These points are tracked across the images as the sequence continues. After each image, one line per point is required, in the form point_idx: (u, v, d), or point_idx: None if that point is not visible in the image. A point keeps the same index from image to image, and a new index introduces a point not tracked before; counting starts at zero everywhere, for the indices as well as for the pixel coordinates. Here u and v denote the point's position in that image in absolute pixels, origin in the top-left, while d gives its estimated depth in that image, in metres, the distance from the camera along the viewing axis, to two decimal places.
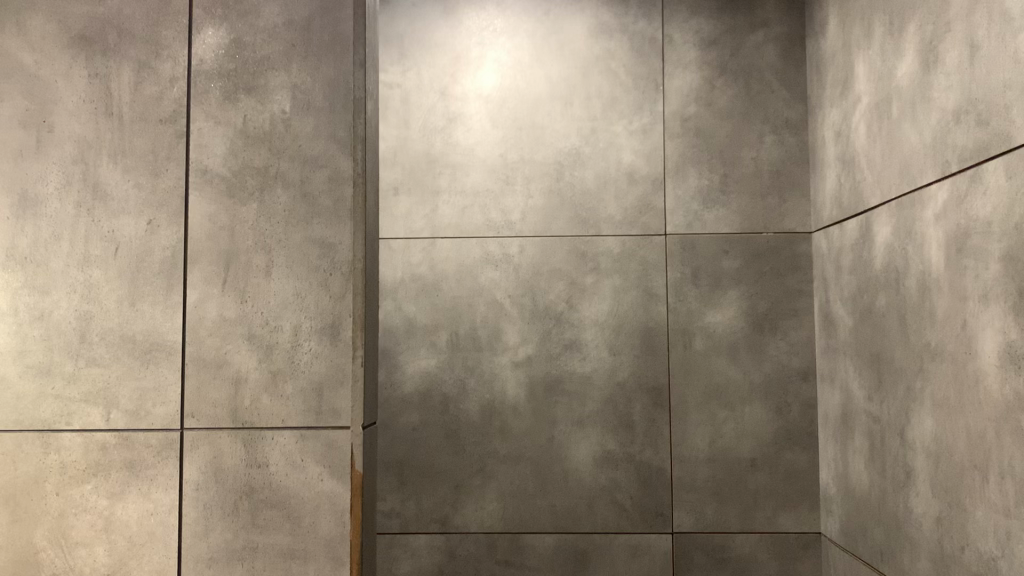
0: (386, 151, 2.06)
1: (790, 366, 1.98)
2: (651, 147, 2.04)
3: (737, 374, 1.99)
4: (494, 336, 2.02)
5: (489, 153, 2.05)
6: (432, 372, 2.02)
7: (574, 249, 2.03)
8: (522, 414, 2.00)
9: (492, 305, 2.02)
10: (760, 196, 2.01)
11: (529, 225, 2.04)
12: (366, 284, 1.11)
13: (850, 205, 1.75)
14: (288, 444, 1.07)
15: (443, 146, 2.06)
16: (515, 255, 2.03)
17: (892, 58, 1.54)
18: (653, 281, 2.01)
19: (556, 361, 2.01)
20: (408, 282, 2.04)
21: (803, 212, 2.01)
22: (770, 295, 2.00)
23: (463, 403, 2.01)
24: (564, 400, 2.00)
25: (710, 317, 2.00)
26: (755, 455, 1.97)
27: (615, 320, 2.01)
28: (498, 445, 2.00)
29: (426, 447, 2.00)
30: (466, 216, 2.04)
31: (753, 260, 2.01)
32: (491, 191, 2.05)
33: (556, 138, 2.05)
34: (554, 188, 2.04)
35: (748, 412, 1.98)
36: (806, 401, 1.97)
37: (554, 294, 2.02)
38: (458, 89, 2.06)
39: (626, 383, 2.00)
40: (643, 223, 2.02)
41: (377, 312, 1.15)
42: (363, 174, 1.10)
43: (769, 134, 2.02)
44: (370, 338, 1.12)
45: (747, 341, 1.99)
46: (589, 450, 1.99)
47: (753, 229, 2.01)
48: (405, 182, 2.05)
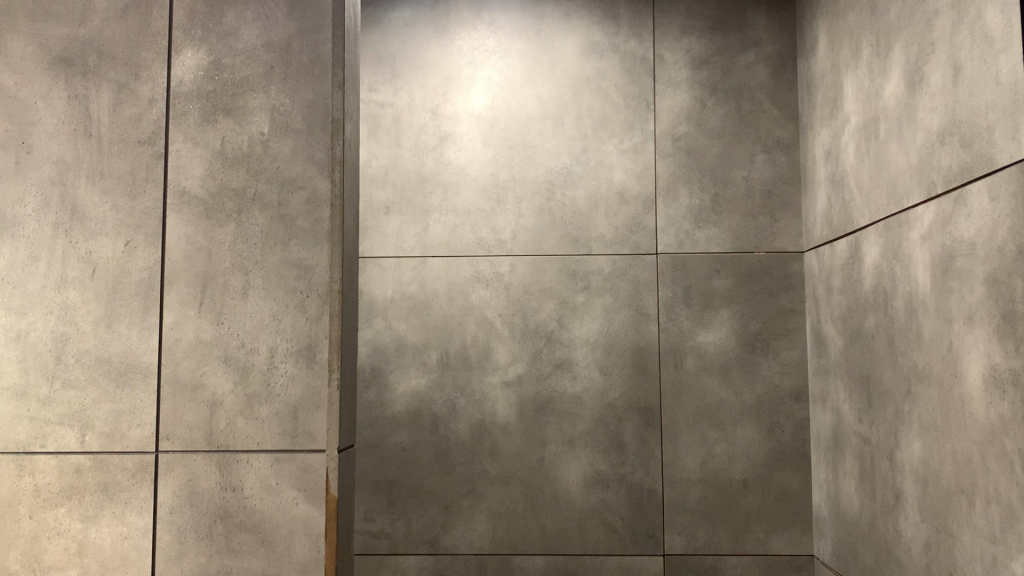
0: (377, 170, 2.06)
1: (782, 386, 1.97)
2: (642, 166, 2.03)
3: (729, 394, 1.97)
4: (485, 355, 2.01)
5: (480, 171, 2.05)
6: (422, 392, 2.01)
7: (565, 268, 2.02)
8: (512, 433, 1.99)
9: (483, 324, 2.02)
10: (752, 215, 2.01)
11: (520, 245, 2.03)
12: (344, 306, 1.11)
13: (841, 225, 1.74)
14: (262, 468, 1.07)
15: (434, 165, 2.05)
16: (506, 274, 2.03)
17: (879, 78, 1.53)
18: (644, 301, 2.00)
19: (547, 380, 2.00)
20: (399, 301, 2.03)
21: (795, 232, 2.00)
22: (762, 314, 1.99)
23: (452, 423, 2.00)
24: (555, 420, 1.99)
25: (701, 337, 1.99)
26: (747, 477, 1.95)
27: (606, 340, 2.00)
28: (488, 466, 1.98)
29: (415, 467, 1.99)
30: (457, 235, 2.04)
31: (744, 280, 2.00)
32: (482, 210, 2.04)
33: (547, 157, 2.04)
34: (545, 207, 2.04)
35: (740, 433, 1.96)
36: (799, 422, 1.96)
37: (545, 313, 2.01)
38: (449, 108, 2.06)
39: (617, 404, 1.99)
40: (634, 242, 2.02)
41: (355, 334, 1.14)
42: (341, 196, 1.10)
43: (760, 153, 2.02)
44: (347, 359, 1.11)
45: (739, 361, 1.98)
46: (579, 471, 1.97)
47: (745, 248, 2.00)
48: (396, 201, 2.05)
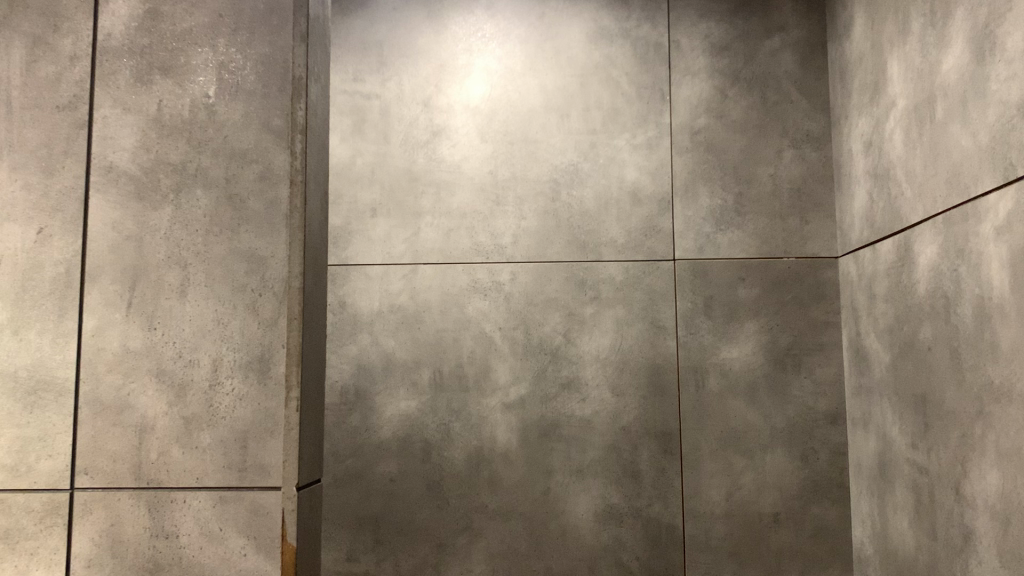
0: (362, 169, 1.85)
1: (816, 408, 1.75)
2: (657, 163, 1.83)
3: (757, 417, 1.76)
4: (482, 374, 1.80)
5: (477, 169, 1.85)
6: (412, 416, 1.79)
7: (572, 276, 1.81)
8: (513, 462, 1.77)
9: (480, 339, 1.81)
10: (780, 217, 1.80)
11: (522, 250, 1.83)
12: (307, 308, 0.90)
13: (885, 225, 1.54)
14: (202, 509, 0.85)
15: (426, 162, 1.85)
16: (506, 283, 1.82)
17: (934, 52, 1.33)
18: (660, 313, 1.79)
19: (553, 402, 1.78)
20: (387, 314, 1.82)
21: (827, 235, 1.80)
22: (793, 327, 1.78)
23: (447, 450, 1.78)
24: (561, 447, 1.77)
25: (725, 353, 1.78)
26: (778, 511, 1.73)
27: (618, 356, 1.79)
28: (486, 499, 1.76)
29: (404, 501, 1.77)
30: (451, 240, 1.83)
31: (773, 289, 1.79)
32: (479, 213, 1.84)
33: (551, 153, 1.84)
34: (550, 209, 1.83)
35: (769, 460, 1.74)
36: (835, 448, 1.74)
37: (550, 327, 1.80)
38: (442, 100, 1.86)
39: (631, 429, 1.77)
40: (648, 248, 1.81)
41: (321, 342, 0.93)
42: (303, 171, 0.89)
43: (788, 149, 1.82)
44: (310, 374, 0.90)
45: (768, 380, 1.77)
46: (589, 504, 1.75)
47: (772, 253, 1.80)
48: (384, 202, 1.85)
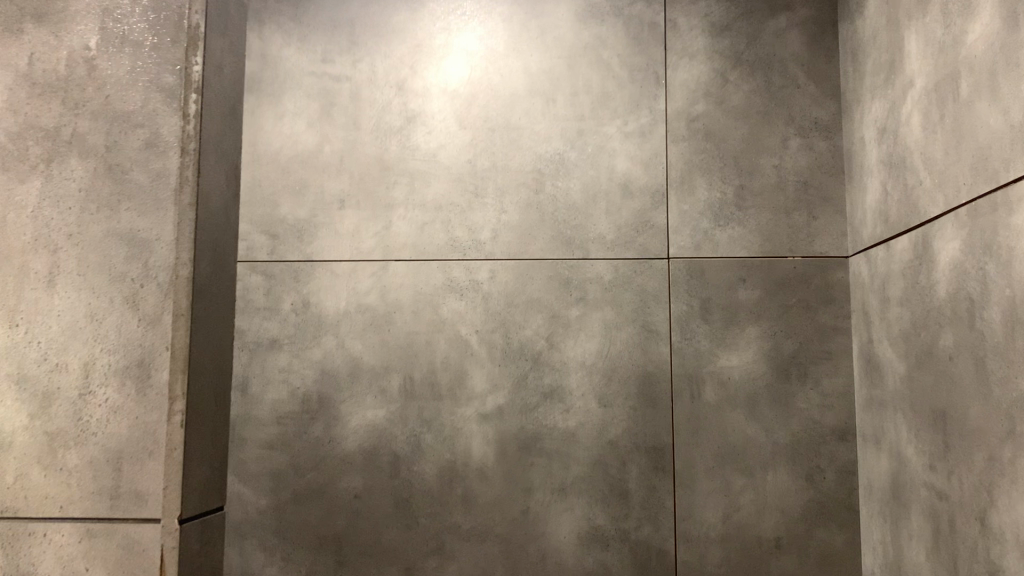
0: (330, 157, 1.71)
1: (823, 423, 1.59)
2: (651, 152, 1.68)
3: (757, 432, 1.60)
4: (457, 382, 1.65)
5: (455, 158, 1.70)
6: (380, 426, 1.64)
7: (556, 275, 1.66)
8: (489, 478, 1.62)
9: (456, 343, 1.66)
10: (785, 212, 1.65)
11: (502, 246, 1.67)
12: None
13: (901, 219, 1.38)
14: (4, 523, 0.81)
15: (399, 150, 1.70)
16: (484, 282, 1.67)
17: (958, 21, 1.17)
18: (652, 317, 1.64)
19: (533, 413, 1.63)
20: (354, 315, 1.67)
21: (837, 232, 1.64)
22: (798, 333, 1.62)
23: (417, 464, 1.63)
24: (542, 462, 1.62)
25: (723, 361, 1.62)
26: (780, 535, 1.57)
27: (605, 363, 1.63)
28: (459, 519, 1.61)
29: (370, 519, 1.62)
30: (426, 235, 1.68)
31: (776, 292, 1.63)
32: (456, 205, 1.69)
33: (534, 141, 1.69)
34: (532, 202, 1.68)
35: (771, 479, 1.58)
36: (843, 467, 1.58)
37: (532, 331, 1.65)
38: (418, 83, 1.72)
39: (618, 443, 1.61)
40: (640, 245, 1.66)
41: None
42: None
43: (795, 138, 1.66)
44: None
45: (769, 391, 1.61)
46: (572, 525, 1.60)
47: (776, 251, 1.64)
48: (352, 193, 1.70)
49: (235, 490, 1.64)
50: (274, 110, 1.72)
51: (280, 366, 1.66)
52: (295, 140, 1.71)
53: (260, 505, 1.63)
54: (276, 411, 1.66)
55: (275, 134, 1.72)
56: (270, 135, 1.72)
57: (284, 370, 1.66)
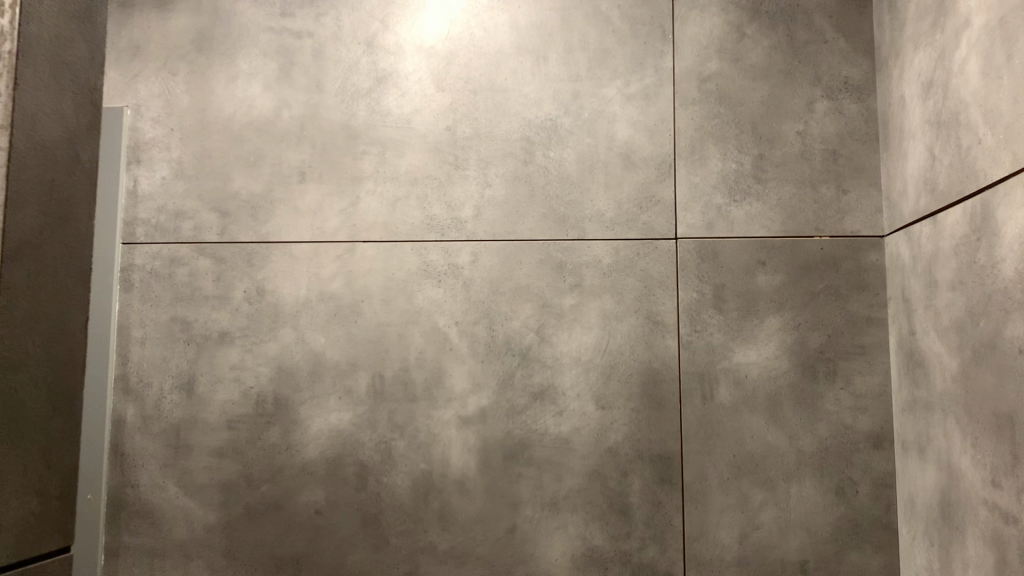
0: (290, 124, 1.50)
1: (856, 428, 1.38)
2: (656, 118, 1.46)
3: (779, 438, 1.38)
4: (434, 381, 1.43)
5: (431, 124, 1.48)
6: (344, 432, 1.43)
7: (548, 258, 1.45)
8: (470, 492, 1.40)
9: (432, 337, 1.44)
10: (810, 185, 1.43)
11: (485, 226, 1.46)
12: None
13: (952, 188, 1.16)
14: None
15: (367, 115, 1.49)
16: (465, 267, 1.45)
17: None
18: (658, 307, 1.42)
19: (521, 416, 1.42)
20: (315, 304, 1.46)
21: (871, 208, 1.42)
22: (825, 325, 1.40)
23: (387, 475, 1.42)
24: (531, 473, 1.40)
25: (740, 357, 1.40)
26: (807, 558, 1.35)
27: (604, 360, 1.42)
28: (435, 539, 1.40)
29: (333, 538, 1.41)
30: (398, 212, 1.47)
31: (801, 277, 1.41)
32: (433, 177, 1.47)
33: (522, 106, 1.48)
34: (520, 174, 1.47)
35: (796, 494, 1.37)
36: (880, 479, 1.36)
37: (520, 322, 1.44)
38: (390, 39, 1.51)
39: (619, 452, 1.40)
40: (644, 223, 1.45)
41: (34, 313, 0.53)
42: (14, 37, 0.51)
43: (822, 100, 1.44)
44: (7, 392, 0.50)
45: (793, 391, 1.39)
46: (565, 547, 1.38)
47: (800, 231, 1.42)
48: (315, 164, 1.49)
49: (179, 505, 1.43)
50: (227, 71, 1.52)
51: (232, 363, 1.46)
52: (250, 105, 1.51)
53: (208, 522, 1.43)
54: (226, 414, 1.45)
55: (228, 99, 1.51)
56: (221, 99, 1.51)
57: (236, 368, 1.46)
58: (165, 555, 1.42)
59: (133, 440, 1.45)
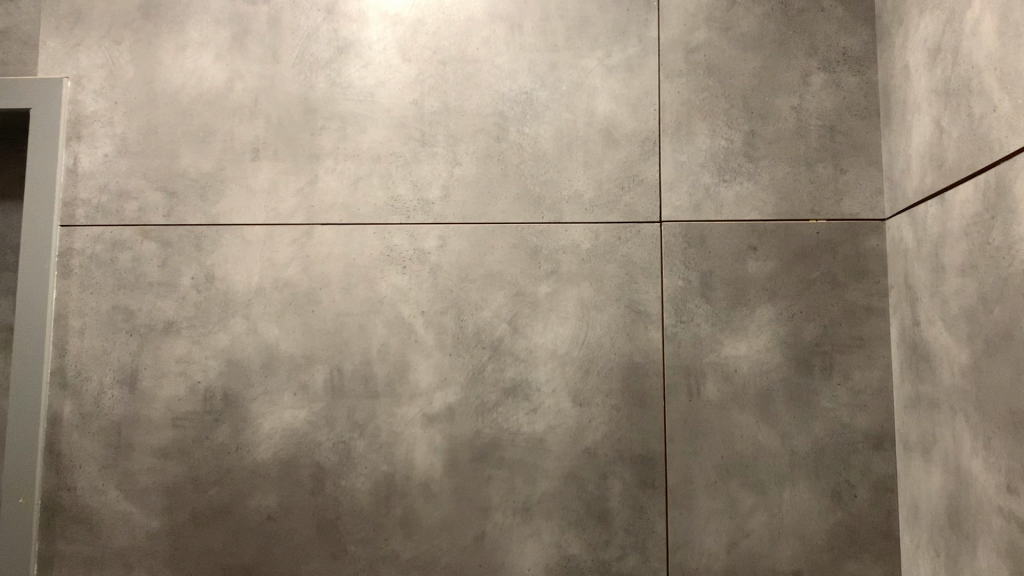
0: (243, 97, 1.38)
1: (854, 427, 1.27)
2: (639, 91, 1.35)
3: (771, 438, 1.27)
4: (398, 375, 1.32)
5: (396, 98, 1.37)
6: (299, 431, 1.32)
7: (522, 243, 1.34)
8: (436, 496, 1.29)
9: (396, 328, 1.33)
10: (805, 165, 1.32)
11: (454, 207, 1.35)
12: None
13: (961, 163, 1.05)
14: None
15: (327, 88, 1.38)
16: (432, 252, 1.34)
17: None
18: (641, 296, 1.31)
19: (491, 414, 1.31)
20: (269, 292, 1.34)
21: (871, 190, 1.31)
22: (821, 316, 1.29)
23: (345, 478, 1.30)
24: (502, 476, 1.29)
25: (728, 350, 1.30)
26: (800, 568, 1.24)
27: (582, 353, 1.31)
28: (397, 547, 1.29)
29: (286, 546, 1.29)
30: (360, 192, 1.36)
31: (795, 264, 1.31)
32: (398, 155, 1.36)
33: (494, 78, 1.37)
34: (492, 152, 1.35)
35: (789, 498, 1.26)
36: (879, 483, 1.25)
37: (491, 311, 1.33)
38: (352, 5, 1.39)
39: (598, 453, 1.29)
40: (626, 205, 1.33)
41: None
42: None
43: (818, 72, 1.34)
44: None
45: (786, 388, 1.28)
46: (538, 556, 1.27)
47: (794, 214, 1.31)
48: (269, 140, 1.37)
49: (120, 510, 1.31)
50: (176, 39, 1.40)
51: (178, 355, 1.34)
52: (199, 77, 1.39)
53: (150, 528, 1.31)
54: (172, 411, 1.33)
55: (176, 70, 1.39)
56: (169, 70, 1.39)
57: (183, 361, 1.34)
58: (103, 564, 1.31)
59: (70, 439, 1.33)
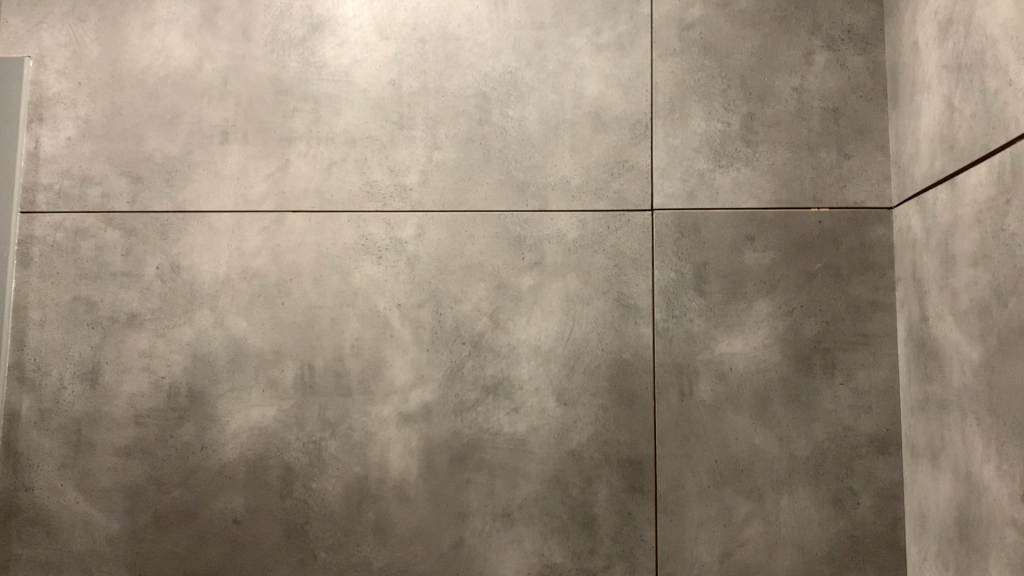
0: (212, 77, 1.31)
1: (857, 430, 1.18)
2: (630, 71, 1.27)
3: (768, 441, 1.19)
4: (372, 372, 1.25)
5: (372, 79, 1.29)
6: (268, 430, 1.24)
7: (505, 232, 1.26)
8: (411, 500, 1.22)
9: (371, 321, 1.25)
10: (807, 149, 1.24)
11: (432, 194, 1.27)
12: None
13: (974, 144, 0.97)
14: None
15: (300, 68, 1.30)
16: (409, 242, 1.27)
17: None
18: (630, 289, 1.23)
19: (471, 413, 1.23)
20: (237, 283, 1.27)
21: (877, 176, 1.23)
22: (823, 311, 1.21)
23: (315, 480, 1.23)
24: (482, 479, 1.22)
25: (723, 347, 1.21)
26: None
27: (567, 349, 1.23)
28: (370, 554, 1.21)
29: (253, 552, 1.22)
30: (334, 178, 1.28)
31: (795, 256, 1.22)
32: (374, 138, 1.29)
33: (477, 57, 1.29)
34: (474, 136, 1.28)
35: (787, 506, 1.18)
36: (885, 490, 1.17)
37: (471, 305, 1.25)
38: None
39: (583, 455, 1.21)
40: (615, 192, 1.26)
41: None
42: None
43: (821, 51, 1.25)
44: None
45: (785, 387, 1.20)
46: (519, 565, 1.20)
47: (795, 202, 1.23)
48: (239, 123, 1.30)
49: (79, 512, 1.25)
50: (142, 17, 1.33)
51: (141, 349, 1.27)
52: (167, 56, 1.32)
53: (110, 532, 1.24)
54: (134, 408, 1.26)
55: (143, 49, 1.32)
56: (136, 49, 1.32)
57: (147, 355, 1.27)
58: (61, 569, 1.24)
59: (28, 437, 1.27)
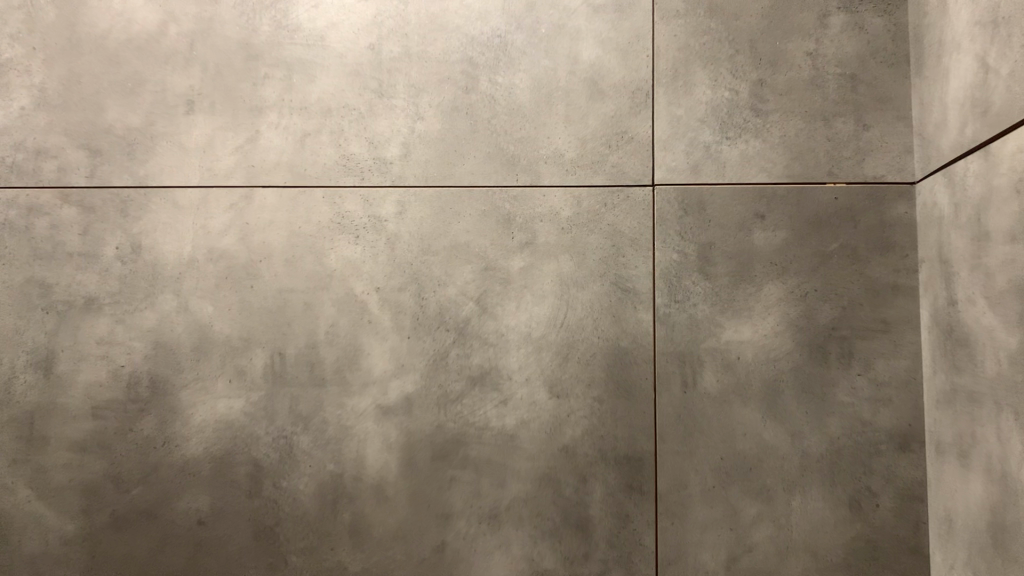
0: (177, 42, 1.21)
1: (876, 425, 1.08)
2: (629, 35, 1.17)
3: (778, 437, 1.09)
4: (349, 361, 1.15)
5: (350, 43, 1.19)
6: (235, 424, 1.15)
7: (493, 210, 1.16)
8: (390, 500, 1.12)
9: (347, 306, 1.16)
10: (822, 119, 1.14)
11: (415, 168, 1.17)
12: None
13: (1012, 107, 0.87)
14: None
15: (272, 31, 1.20)
16: (389, 220, 1.17)
17: None
18: (629, 271, 1.13)
19: (455, 407, 1.13)
20: (203, 265, 1.17)
21: (898, 148, 1.13)
22: (839, 295, 1.11)
23: (286, 478, 1.13)
24: (467, 478, 1.12)
25: (730, 335, 1.11)
26: None
27: (560, 337, 1.13)
28: (345, 558, 1.12)
29: (219, 556, 1.13)
30: (308, 150, 1.18)
31: (808, 235, 1.12)
32: (351, 108, 1.19)
33: (463, 19, 1.19)
34: (459, 105, 1.18)
35: (799, 507, 1.08)
36: (906, 490, 1.07)
37: (456, 288, 1.15)
38: None
39: (577, 452, 1.11)
40: (613, 166, 1.15)
41: None
42: None
43: (837, 12, 1.15)
44: None
45: (797, 379, 1.10)
46: (506, 571, 1.10)
47: (809, 177, 1.13)
48: (206, 92, 1.20)
49: (31, 512, 1.15)
50: None
51: (99, 336, 1.17)
52: (128, 19, 1.22)
53: (65, 533, 1.14)
54: (91, 399, 1.16)
55: (102, 11, 1.22)
56: (94, 12, 1.22)
57: (105, 342, 1.17)
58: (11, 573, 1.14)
59: None
